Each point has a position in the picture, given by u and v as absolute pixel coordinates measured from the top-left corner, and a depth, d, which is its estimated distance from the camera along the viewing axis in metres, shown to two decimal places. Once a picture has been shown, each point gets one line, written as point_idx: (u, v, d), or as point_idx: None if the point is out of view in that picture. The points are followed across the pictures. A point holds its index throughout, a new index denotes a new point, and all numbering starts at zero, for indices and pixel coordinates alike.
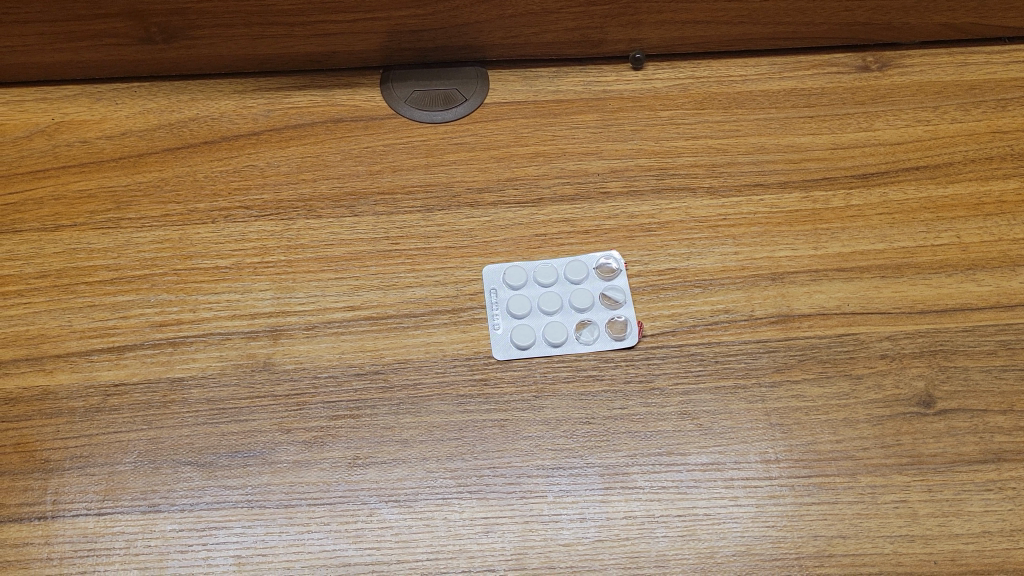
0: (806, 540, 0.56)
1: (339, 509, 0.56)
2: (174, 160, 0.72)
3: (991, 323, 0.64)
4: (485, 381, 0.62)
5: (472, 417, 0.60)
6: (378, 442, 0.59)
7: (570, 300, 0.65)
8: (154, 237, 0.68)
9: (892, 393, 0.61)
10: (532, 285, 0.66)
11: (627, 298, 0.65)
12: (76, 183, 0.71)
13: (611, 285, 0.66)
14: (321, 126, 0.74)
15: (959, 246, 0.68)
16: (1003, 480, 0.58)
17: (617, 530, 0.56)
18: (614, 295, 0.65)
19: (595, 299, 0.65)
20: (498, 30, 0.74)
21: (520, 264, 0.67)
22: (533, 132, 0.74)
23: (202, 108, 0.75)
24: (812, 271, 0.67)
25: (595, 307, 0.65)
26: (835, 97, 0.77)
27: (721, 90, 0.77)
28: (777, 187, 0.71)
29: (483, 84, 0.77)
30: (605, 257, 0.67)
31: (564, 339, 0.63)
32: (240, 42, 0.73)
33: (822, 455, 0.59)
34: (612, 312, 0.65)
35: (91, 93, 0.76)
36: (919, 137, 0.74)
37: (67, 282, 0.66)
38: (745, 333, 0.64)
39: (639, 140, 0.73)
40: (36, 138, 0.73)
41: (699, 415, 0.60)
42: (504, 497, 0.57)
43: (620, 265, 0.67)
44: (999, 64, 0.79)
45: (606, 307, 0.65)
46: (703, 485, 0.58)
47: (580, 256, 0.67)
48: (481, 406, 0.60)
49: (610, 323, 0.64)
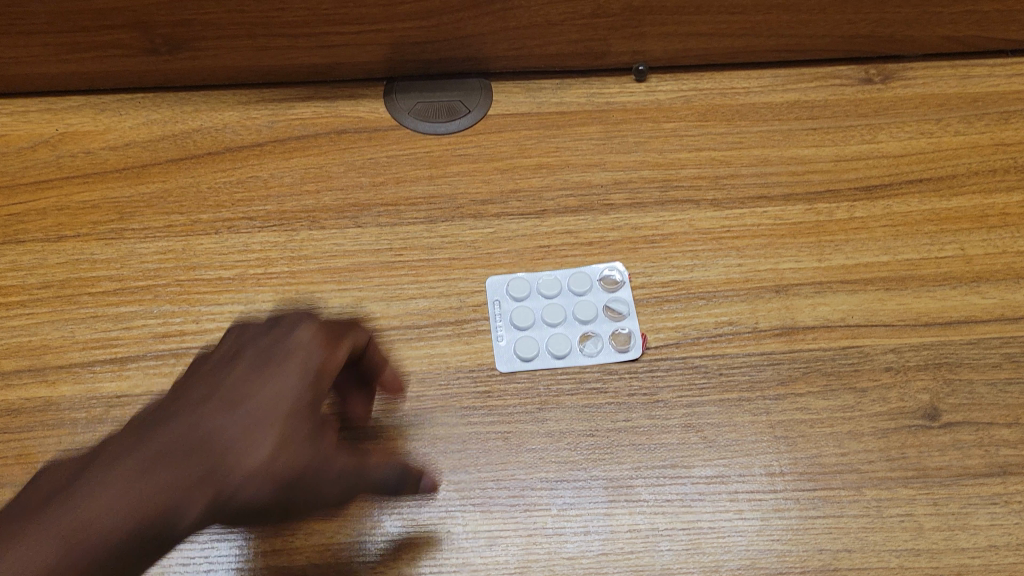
0: (812, 554, 0.55)
1: (342, 521, 0.56)
2: (177, 171, 0.72)
3: (995, 336, 0.64)
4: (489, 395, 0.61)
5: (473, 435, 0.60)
6: (381, 453, 0.58)
7: (574, 312, 0.65)
8: (157, 248, 0.68)
9: (897, 406, 0.61)
10: (534, 298, 0.66)
11: (632, 310, 0.65)
12: (79, 194, 0.71)
13: (615, 296, 0.66)
14: (324, 137, 0.74)
15: (963, 258, 0.68)
16: (1010, 494, 0.58)
17: (621, 543, 0.56)
18: (618, 306, 0.65)
19: (598, 311, 0.65)
20: (501, 42, 0.74)
21: (523, 276, 0.67)
22: (536, 144, 0.74)
23: (206, 120, 0.75)
24: (816, 283, 0.67)
25: (598, 319, 0.65)
26: (838, 109, 0.77)
27: (725, 102, 0.77)
28: (781, 199, 0.71)
29: (487, 95, 0.77)
30: (609, 269, 0.67)
31: (568, 351, 0.63)
32: (245, 53, 0.73)
33: (827, 468, 0.59)
34: (616, 324, 0.65)
35: (96, 104, 0.76)
36: (922, 149, 0.74)
37: (70, 293, 0.66)
38: (749, 345, 0.63)
39: (643, 152, 0.73)
40: (40, 149, 0.73)
41: (703, 428, 0.60)
42: (507, 509, 0.57)
43: (623, 277, 0.67)
44: (1002, 76, 0.79)
45: (610, 319, 0.65)
46: (708, 498, 0.57)
47: (583, 268, 0.67)
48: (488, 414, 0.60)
49: (613, 335, 0.64)
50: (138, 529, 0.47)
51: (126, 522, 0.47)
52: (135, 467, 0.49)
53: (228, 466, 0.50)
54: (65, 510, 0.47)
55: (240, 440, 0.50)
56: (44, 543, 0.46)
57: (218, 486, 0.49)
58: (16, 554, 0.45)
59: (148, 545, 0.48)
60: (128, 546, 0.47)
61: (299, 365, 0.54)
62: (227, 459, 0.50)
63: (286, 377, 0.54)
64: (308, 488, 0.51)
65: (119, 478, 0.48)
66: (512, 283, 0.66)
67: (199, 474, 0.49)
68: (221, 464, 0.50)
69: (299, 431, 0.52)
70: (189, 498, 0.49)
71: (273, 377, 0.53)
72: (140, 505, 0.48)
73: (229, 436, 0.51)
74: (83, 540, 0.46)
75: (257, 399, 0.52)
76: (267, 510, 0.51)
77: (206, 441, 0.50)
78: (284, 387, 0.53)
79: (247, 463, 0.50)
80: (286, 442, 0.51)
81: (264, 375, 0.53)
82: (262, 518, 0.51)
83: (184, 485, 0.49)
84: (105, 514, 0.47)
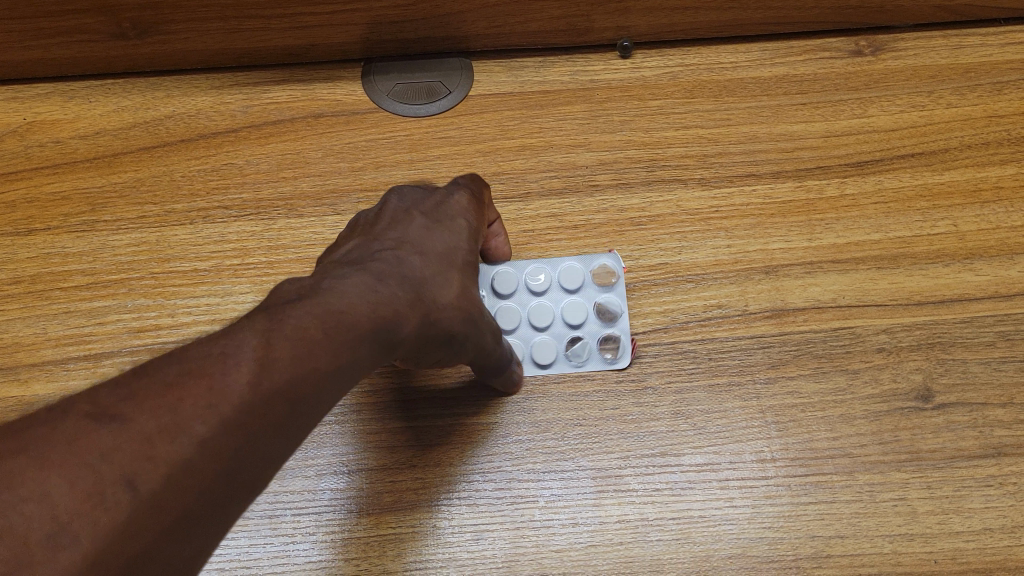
0: (803, 541, 0.55)
1: (324, 518, 0.56)
2: (149, 159, 0.70)
3: (989, 314, 0.63)
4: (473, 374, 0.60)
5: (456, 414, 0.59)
6: (364, 448, 0.58)
7: (562, 313, 0.63)
8: (130, 239, 0.66)
9: (889, 388, 0.60)
10: (522, 294, 0.64)
11: (623, 312, 0.63)
12: (49, 185, 0.69)
13: (607, 297, 0.64)
14: (301, 122, 0.72)
15: (956, 234, 0.67)
16: (1004, 476, 0.57)
17: (611, 534, 0.55)
18: (608, 307, 0.63)
19: (588, 312, 0.63)
20: (481, 20, 0.71)
21: (511, 270, 0.65)
22: (518, 124, 0.72)
23: (179, 105, 0.73)
24: (806, 263, 0.65)
25: (588, 322, 0.63)
26: (828, 83, 0.74)
27: (712, 77, 0.74)
28: (770, 177, 0.69)
29: (468, 74, 0.74)
30: (603, 266, 0.65)
31: (555, 356, 0.61)
32: (216, 36, 0.70)
33: (819, 453, 0.58)
34: (606, 328, 0.62)
35: (64, 91, 0.74)
36: (914, 123, 0.72)
37: (42, 288, 0.64)
38: (739, 329, 0.62)
39: (629, 131, 0.72)
40: (8, 139, 0.71)
41: (693, 414, 0.59)
42: (494, 503, 0.56)
43: (619, 274, 0.64)
44: (997, 46, 0.76)
45: (600, 322, 0.63)
46: (698, 486, 0.57)
47: (577, 263, 0.65)
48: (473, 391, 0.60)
49: (603, 339, 0.61)
50: (368, 334, 0.43)
51: (358, 323, 0.43)
52: (350, 280, 0.45)
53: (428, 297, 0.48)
54: (307, 303, 0.42)
55: (433, 276, 0.49)
56: (299, 323, 0.41)
57: (427, 310, 0.47)
58: (274, 335, 0.40)
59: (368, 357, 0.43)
60: (360, 350, 0.42)
61: (461, 228, 0.54)
62: (432, 288, 0.48)
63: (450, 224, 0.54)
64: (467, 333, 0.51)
65: (343, 285, 0.45)
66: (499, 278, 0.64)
67: (406, 294, 0.46)
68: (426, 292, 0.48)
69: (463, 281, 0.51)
70: (409, 313, 0.46)
71: (444, 230, 0.53)
72: (370, 311, 0.44)
73: (420, 266, 0.49)
74: (334, 329, 0.42)
75: (432, 248, 0.51)
76: (435, 350, 0.50)
77: (408, 268, 0.48)
78: (462, 237, 0.54)
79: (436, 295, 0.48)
80: (466, 281, 0.52)
81: (431, 230, 0.52)
82: (428, 356, 0.50)
83: (404, 301, 0.46)
84: (339, 309, 0.43)
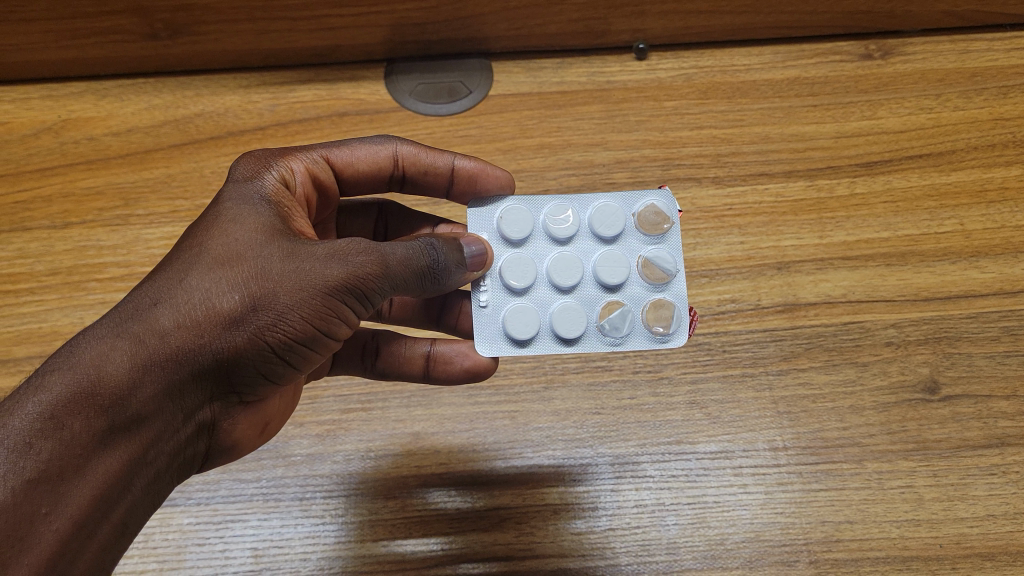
0: (814, 525, 0.57)
1: (352, 500, 0.58)
2: (181, 156, 0.73)
3: (994, 310, 0.65)
4: (434, 322, 0.64)
5: (453, 524, 0.58)
6: (389, 434, 0.60)
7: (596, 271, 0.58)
8: (162, 233, 0.69)
9: (897, 380, 0.62)
10: (543, 247, 0.59)
11: (676, 270, 0.58)
12: (84, 181, 0.72)
13: (651, 249, 0.58)
14: (326, 120, 0.74)
15: (962, 233, 0.69)
16: (1007, 465, 0.59)
17: (628, 518, 0.58)
18: (657, 264, 0.58)
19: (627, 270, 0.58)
20: (502, 23, 0.73)
21: (526, 210, 0.59)
22: (537, 124, 0.74)
23: (208, 104, 0.75)
24: (817, 260, 0.67)
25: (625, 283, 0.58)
26: (838, 86, 0.76)
27: (725, 79, 0.76)
28: (782, 176, 0.71)
29: (488, 75, 0.76)
30: (647, 209, 0.59)
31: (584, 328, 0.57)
32: (244, 37, 0.72)
33: (829, 442, 0.60)
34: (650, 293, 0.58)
35: (97, 89, 0.76)
36: (923, 124, 0.74)
37: (78, 279, 0.68)
38: (751, 323, 0.64)
39: (644, 131, 0.74)
40: (43, 136, 0.74)
41: (707, 404, 0.61)
42: (513, 486, 0.59)
43: (672, 219, 0.59)
44: (1002, 51, 0.78)
45: (640, 285, 0.58)
46: (712, 473, 0.59)
47: (618, 203, 0.59)
48: (469, 517, 0.58)
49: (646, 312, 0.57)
50: (100, 413, 0.44)
51: (82, 405, 0.44)
52: (87, 338, 0.46)
53: (195, 316, 0.46)
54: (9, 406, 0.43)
55: (208, 278, 0.47)
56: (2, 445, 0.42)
57: (152, 329, 0.45)
58: None
59: (120, 434, 0.45)
60: (105, 420, 0.44)
61: (254, 202, 0.51)
62: (164, 304, 0.46)
63: (255, 196, 0.51)
64: (304, 313, 0.47)
65: (69, 356, 0.45)
66: (508, 219, 0.58)
67: (156, 326, 0.45)
68: (155, 310, 0.46)
69: (274, 253, 0.47)
70: (117, 352, 0.45)
71: (238, 209, 0.50)
72: (96, 385, 0.44)
73: (181, 284, 0.47)
74: (47, 431, 0.43)
75: (214, 240, 0.48)
76: (242, 369, 0.48)
77: (165, 291, 0.46)
78: (246, 213, 0.50)
79: (211, 310, 0.46)
80: (235, 257, 0.47)
81: (220, 219, 0.49)
82: (231, 373, 0.48)
83: (115, 343, 0.45)
84: (52, 399, 0.43)
